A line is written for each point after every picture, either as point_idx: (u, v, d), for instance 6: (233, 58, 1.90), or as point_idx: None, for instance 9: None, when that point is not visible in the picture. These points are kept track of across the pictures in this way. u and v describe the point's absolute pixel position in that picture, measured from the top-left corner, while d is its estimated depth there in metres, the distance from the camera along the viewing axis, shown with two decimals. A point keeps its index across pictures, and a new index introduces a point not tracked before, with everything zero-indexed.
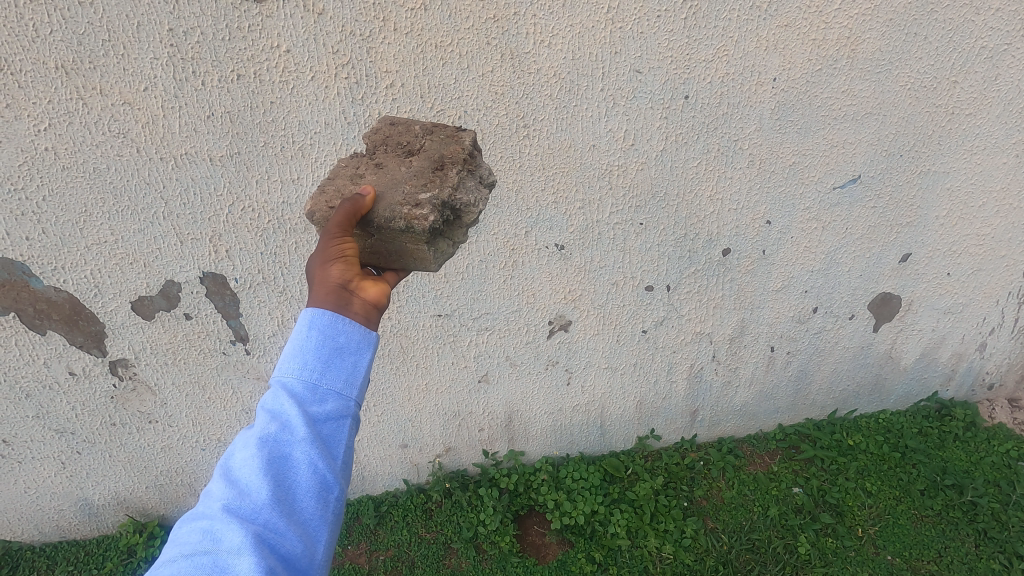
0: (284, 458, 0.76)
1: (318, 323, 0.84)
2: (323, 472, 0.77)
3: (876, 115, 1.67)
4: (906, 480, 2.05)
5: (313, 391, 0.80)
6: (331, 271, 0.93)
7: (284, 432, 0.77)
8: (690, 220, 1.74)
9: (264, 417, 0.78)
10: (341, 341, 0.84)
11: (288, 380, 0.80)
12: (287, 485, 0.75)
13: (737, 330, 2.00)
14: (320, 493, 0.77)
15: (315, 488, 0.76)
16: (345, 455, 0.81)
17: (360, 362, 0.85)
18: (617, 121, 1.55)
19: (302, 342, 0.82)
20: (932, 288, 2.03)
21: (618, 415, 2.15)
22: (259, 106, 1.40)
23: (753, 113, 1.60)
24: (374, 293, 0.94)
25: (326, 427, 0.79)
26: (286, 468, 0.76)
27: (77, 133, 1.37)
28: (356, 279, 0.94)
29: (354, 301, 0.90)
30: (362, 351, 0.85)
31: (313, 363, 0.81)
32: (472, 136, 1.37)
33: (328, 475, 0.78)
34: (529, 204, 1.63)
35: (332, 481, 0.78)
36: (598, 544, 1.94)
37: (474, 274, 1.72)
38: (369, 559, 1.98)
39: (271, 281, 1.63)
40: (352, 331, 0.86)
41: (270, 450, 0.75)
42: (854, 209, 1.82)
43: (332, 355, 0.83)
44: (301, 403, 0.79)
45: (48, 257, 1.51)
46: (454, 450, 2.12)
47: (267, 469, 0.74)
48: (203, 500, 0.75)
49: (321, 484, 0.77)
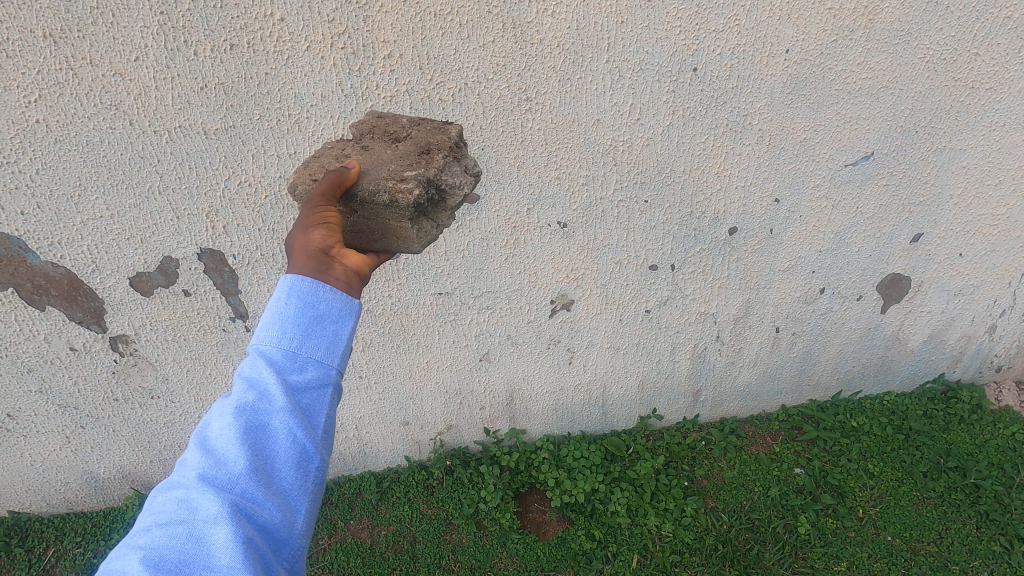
0: (262, 427, 0.74)
1: (298, 290, 0.83)
2: (303, 442, 0.76)
3: (892, 89, 1.61)
4: (909, 462, 2.05)
5: (293, 360, 0.79)
6: (312, 238, 0.92)
7: (262, 401, 0.75)
8: (697, 198, 1.70)
9: (242, 385, 0.76)
10: (322, 309, 0.83)
11: (266, 346, 0.79)
12: (266, 454, 0.74)
13: (742, 311, 1.98)
14: (300, 463, 0.75)
15: (295, 457, 0.75)
16: (326, 425, 0.79)
17: (342, 330, 0.83)
18: (623, 94, 1.50)
19: (281, 310, 0.81)
20: (942, 269, 1.98)
21: (620, 394, 2.14)
22: (254, 78, 1.36)
23: (764, 86, 1.54)
24: (355, 261, 0.93)
25: (306, 397, 0.78)
26: (265, 434, 0.74)
27: (69, 104, 1.34)
28: (338, 247, 0.93)
29: (336, 267, 0.89)
30: (344, 320, 0.84)
31: (293, 331, 0.80)
32: (459, 129, 1.44)
33: (308, 445, 0.76)
34: (532, 181, 1.59)
35: (312, 451, 0.77)
36: (598, 522, 1.95)
37: (475, 252, 1.70)
38: (371, 534, 2.00)
39: (269, 257, 1.61)
40: (333, 299, 0.84)
41: (248, 419, 0.74)
42: (866, 187, 1.77)
43: (312, 323, 0.81)
44: (280, 372, 0.78)
45: (45, 231, 1.50)
46: (456, 427, 2.12)
47: (245, 438, 0.73)
48: (179, 469, 0.73)
49: (301, 453, 0.76)
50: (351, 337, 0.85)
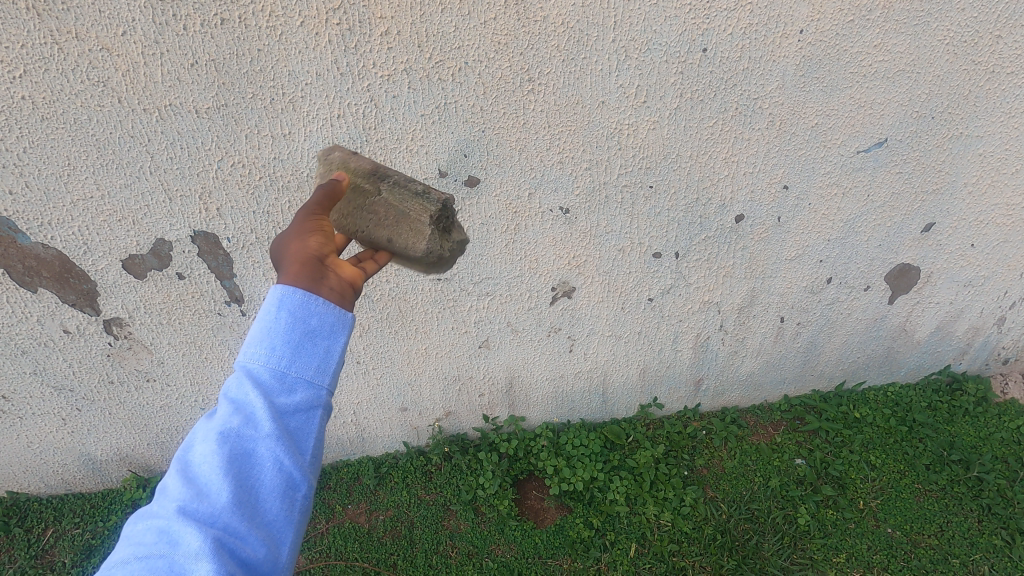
0: (248, 455, 0.73)
1: (289, 303, 0.80)
2: (289, 469, 0.74)
3: (909, 73, 1.55)
4: (912, 454, 2.03)
5: (281, 381, 0.77)
6: (308, 244, 0.89)
7: (249, 426, 0.74)
8: (704, 184, 1.65)
9: (229, 408, 0.75)
10: (313, 324, 0.80)
11: (253, 366, 0.77)
12: (251, 484, 0.72)
13: (747, 300, 1.94)
14: (286, 492, 0.74)
15: (281, 486, 0.74)
16: (314, 449, 0.78)
17: (334, 347, 0.81)
18: (629, 76, 1.45)
19: (270, 327, 0.78)
20: (953, 260, 1.94)
21: (621, 382, 2.11)
22: (246, 54, 1.31)
23: (776, 68, 1.49)
24: (350, 273, 0.90)
25: (294, 420, 0.76)
26: (250, 460, 0.73)
27: (55, 80, 1.29)
28: (333, 257, 0.91)
29: (330, 276, 0.87)
30: (335, 335, 0.81)
31: (282, 350, 0.77)
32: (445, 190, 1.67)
33: (295, 473, 0.75)
34: (533, 164, 1.55)
35: (299, 479, 0.75)
36: (597, 510, 1.94)
37: (475, 238, 1.66)
38: (368, 519, 2.00)
39: (264, 241, 1.58)
40: (325, 314, 0.81)
41: (232, 446, 0.73)
42: (878, 174, 1.72)
43: (303, 340, 0.79)
44: (268, 394, 0.76)
45: (34, 212, 1.46)
46: (454, 414, 2.10)
47: (230, 467, 0.72)
48: (161, 497, 0.72)
49: (287, 482, 0.74)
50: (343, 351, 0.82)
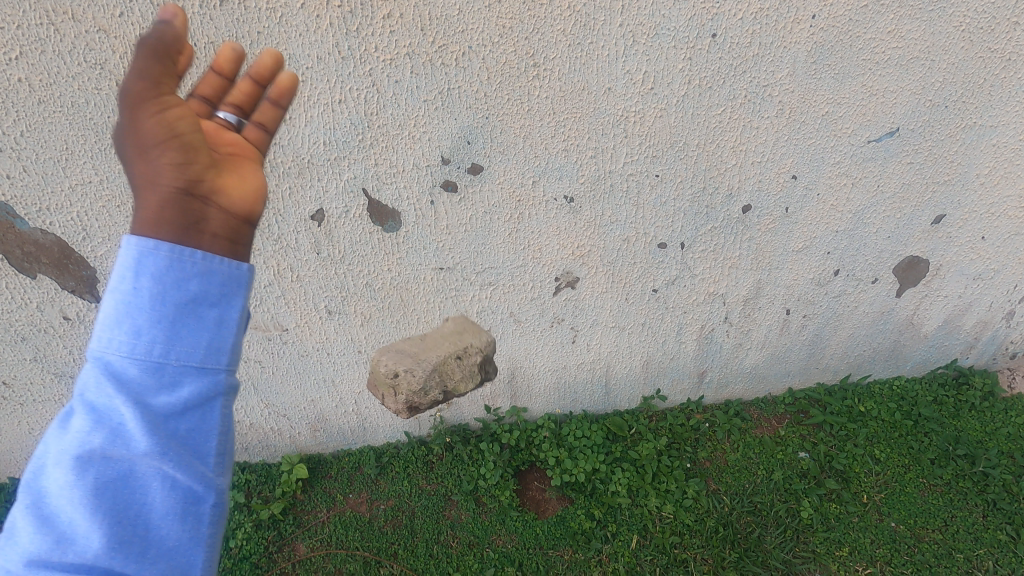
0: (121, 478, 0.57)
1: (152, 265, 0.58)
2: (184, 487, 0.59)
3: (923, 60, 1.51)
4: (917, 449, 2.01)
5: (154, 376, 0.58)
6: (164, 157, 0.60)
7: (115, 442, 0.57)
8: (711, 173, 1.63)
9: (87, 419, 0.57)
10: (194, 290, 0.60)
11: (112, 358, 0.58)
12: (132, 514, 0.57)
13: (752, 292, 1.92)
14: (185, 513, 0.59)
15: (175, 509, 0.58)
16: (218, 450, 0.62)
17: (227, 316, 0.62)
18: (637, 61, 1.42)
19: (129, 302, 0.58)
20: (963, 253, 1.91)
21: (624, 374, 2.09)
22: (246, 37, 1.28)
23: (787, 55, 1.45)
24: (242, 194, 0.65)
25: (180, 424, 0.59)
26: (131, 482, 0.58)
27: (51, 62, 1.27)
28: (211, 169, 0.63)
29: (211, 210, 0.62)
30: (230, 301, 0.62)
31: (150, 333, 0.58)
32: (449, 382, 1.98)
33: (192, 487, 0.59)
34: (538, 152, 1.52)
35: (201, 491, 0.60)
36: (599, 502, 1.94)
37: (478, 227, 1.64)
38: (370, 508, 2.01)
39: (265, 228, 1.56)
40: (213, 273, 0.61)
41: (98, 472, 0.57)
42: (889, 164, 1.68)
43: (180, 315, 0.59)
44: (135, 396, 0.57)
45: (32, 197, 1.44)
46: (456, 404, 2.09)
47: (97, 500, 0.56)
48: (16, 537, 0.57)
49: (184, 502, 0.59)
50: (244, 316, 0.64)
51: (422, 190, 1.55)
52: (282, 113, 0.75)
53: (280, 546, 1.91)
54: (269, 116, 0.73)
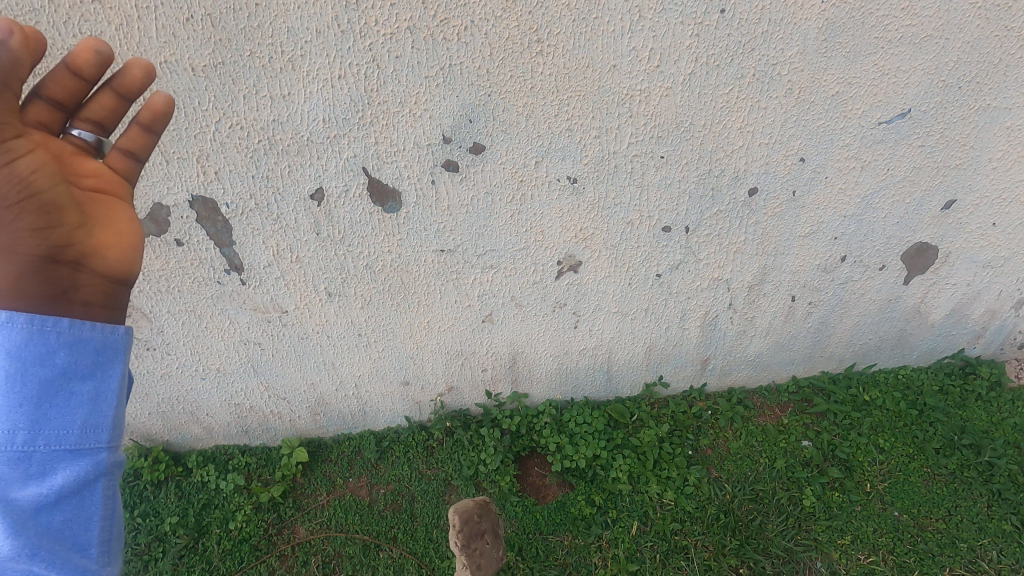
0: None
1: (23, 368, 0.74)
2: (71, 540, 0.79)
3: (937, 38, 1.47)
4: (922, 438, 1.99)
5: (27, 459, 0.75)
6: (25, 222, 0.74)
7: None
8: (717, 154, 1.60)
9: None
10: (66, 379, 0.77)
11: None
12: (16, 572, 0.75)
13: (757, 278, 1.89)
14: (72, 560, 0.79)
15: (60, 562, 0.78)
16: (99, 506, 0.82)
17: (100, 397, 0.80)
18: (643, 38, 1.39)
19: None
20: (973, 240, 1.88)
21: (627, 360, 2.08)
22: (243, 9, 1.25)
23: (797, 32, 1.42)
24: (111, 254, 0.82)
25: (60, 489, 0.78)
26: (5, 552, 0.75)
27: (46, 34, 1.25)
28: (75, 232, 0.78)
29: (81, 275, 0.80)
30: (103, 372, 0.80)
31: (21, 425, 0.75)
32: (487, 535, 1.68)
33: (77, 539, 0.80)
34: (541, 131, 1.50)
35: (85, 541, 0.80)
36: (599, 488, 1.94)
37: (479, 208, 1.61)
38: (369, 492, 2.01)
39: (264, 207, 1.54)
40: (82, 362, 0.78)
41: None
42: (899, 147, 1.65)
43: (49, 403, 0.76)
44: (9, 479, 0.74)
45: None
46: (457, 389, 2.07)
47: None
48: None
49: (71, 550, 0.79)
50: (118, 382, 0.83)
51: (423, 169, 1.53)
52: (152, 139, 0.92)
53: (280, 529, 1.92)
54: (138, 143, 0.90)
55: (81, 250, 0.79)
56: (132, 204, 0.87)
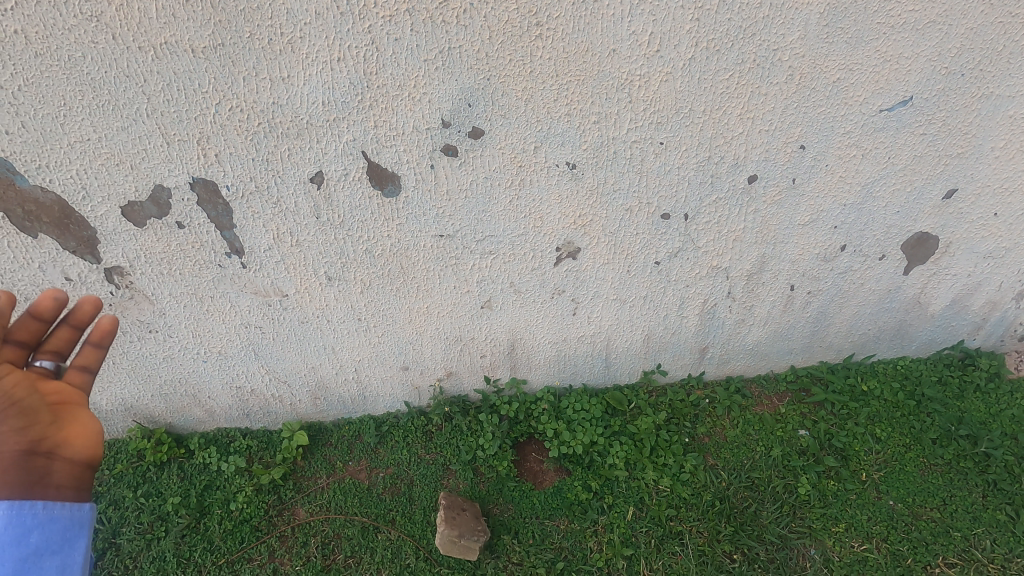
0: None
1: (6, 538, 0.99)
2: None
3: (940, 24, 1.46)
4: (918, 429, 1.99)
5: None
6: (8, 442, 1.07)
7: None
8: (716, 141, 1.59)
9: None
10: (39, 544, 1.02)
11: None
12: None
13: (756, 267, 1.89)
14: None
15: None
16: None
17: (67, 557, 1.06)
18: (643, 21, 1.38)
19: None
20: (974, 230, 1.87)
21: (625, 348, 2.08)
22: None
23: (799, 17, 1.40)
24: (77, 446, 1.15)
25: None
26: None
27: (47, 13, 1.25)
28: (48, 437, 1.12)
29: (54, 464, 1.11)
30: (68, 547, 1.07)
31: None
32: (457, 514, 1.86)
33: None
34: (540, 116, 1.50)
35: None
36: (596, 474, 1.95)
37: (478, 192, 1.62)
38: (369, 475, 2.03)
39: (265, 190, 1.55)
40: (53, 530, 1.06)
41: None
42: (901, 135, 1.64)
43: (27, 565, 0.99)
44: None
45: (31, 153, 1.43)
46: (456, 374, 2.08)
47: None
48: None
49: None
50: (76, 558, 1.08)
51: (422, 154, 1.53)
52: (101, 352, 1.25)
53: (280, 510, 1.95)
54: (90, 359, 1.24)
55: (55, 444, 1.12)
56: (87, 407, 1.20)
